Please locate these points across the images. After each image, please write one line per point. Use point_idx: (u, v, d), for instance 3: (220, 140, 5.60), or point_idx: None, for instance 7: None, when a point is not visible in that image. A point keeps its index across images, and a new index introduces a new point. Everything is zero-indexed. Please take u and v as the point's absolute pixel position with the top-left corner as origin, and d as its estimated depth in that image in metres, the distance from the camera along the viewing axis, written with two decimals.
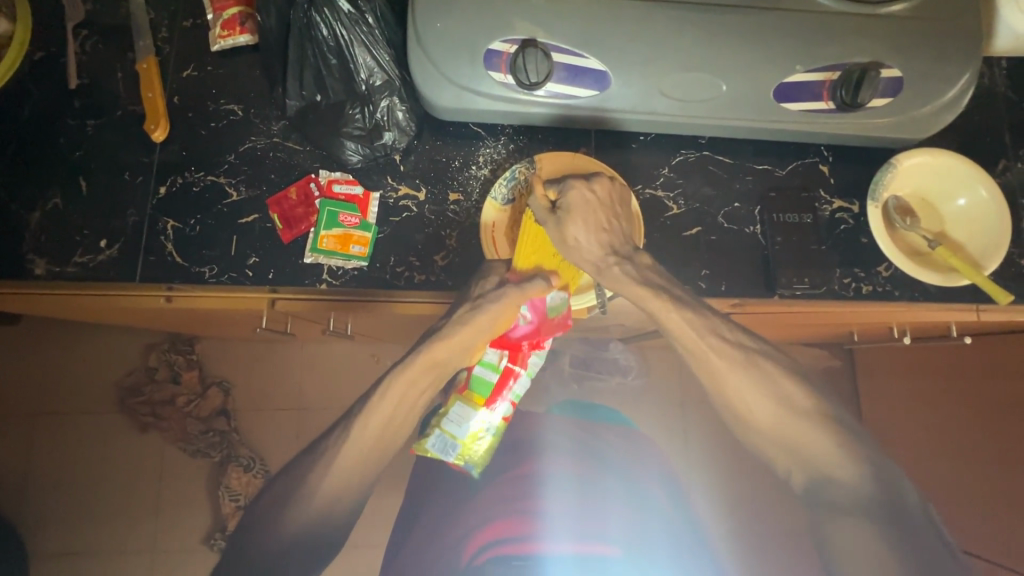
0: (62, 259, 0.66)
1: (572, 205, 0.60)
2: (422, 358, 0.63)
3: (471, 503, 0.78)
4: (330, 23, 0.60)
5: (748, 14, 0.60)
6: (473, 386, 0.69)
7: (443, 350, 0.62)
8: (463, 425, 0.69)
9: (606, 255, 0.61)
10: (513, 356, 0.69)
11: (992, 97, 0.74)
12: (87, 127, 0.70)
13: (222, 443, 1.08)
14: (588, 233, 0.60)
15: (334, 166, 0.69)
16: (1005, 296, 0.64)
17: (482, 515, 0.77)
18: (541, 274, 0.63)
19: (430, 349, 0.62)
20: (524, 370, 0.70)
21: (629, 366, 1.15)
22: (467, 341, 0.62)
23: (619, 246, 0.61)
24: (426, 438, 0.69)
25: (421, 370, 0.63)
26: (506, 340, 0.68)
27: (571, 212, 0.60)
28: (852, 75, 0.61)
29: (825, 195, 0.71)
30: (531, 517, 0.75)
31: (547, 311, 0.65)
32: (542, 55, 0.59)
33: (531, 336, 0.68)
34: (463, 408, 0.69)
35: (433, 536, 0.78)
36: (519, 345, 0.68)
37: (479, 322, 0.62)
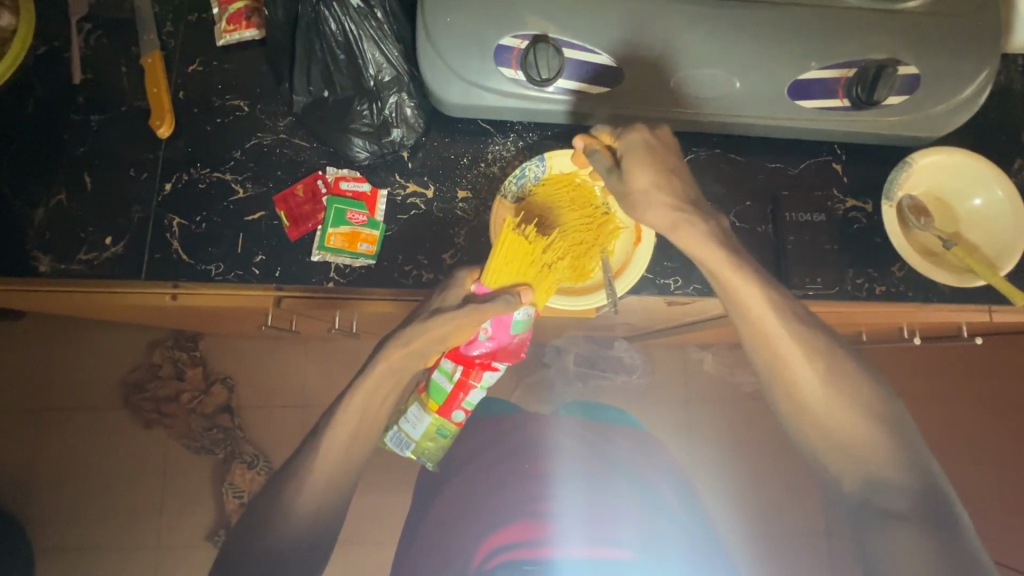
0: (66, 257, 0.66)
1: (633, 151, 0.57)
2: (381, 362, 0.62)
3: (479, 507, 0.77)
4: (338, 17, 0.60)
5: (762, 10, 0.59)
6: (430, 392, 0.68)
7: (400, 355, 0.62)
8: (418, 427, 0.71)
9: (676, 210, 0.57)
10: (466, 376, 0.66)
11: (1009, 95, 0.72)
12: (91, 122, 0.69)
13: (226, 440, 1.07)
14: (657, 184, 0.56)
15: (341, 163, 0.68)
16: (1021, 297, 0.63)
17: (490, 520, 0.76)
18: (510, 293, 0.59)
19: (390, 354, 0.62)
20: (479, 385, 0.68)
21: (635, 364, 1.12)
22: (422, 348, 0.61)
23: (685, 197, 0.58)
24: (384, 434, 0.72)
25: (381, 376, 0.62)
26: (460, 353, 0.65)
27: (632, 163, 0.57)
28: (868, 71, 0.60)
29: (839, 194, 0.70)
30: (542, 522, 0.75)
31: (511, 327, 0.63)
32: (553, 51, 0.58)
33: (487, 356, 0.66)
34: (419, 412, 0.70)
35: (441, 538, 0.76)
36: (472, 362, 0.66)
37: (440, 329, 0.60)
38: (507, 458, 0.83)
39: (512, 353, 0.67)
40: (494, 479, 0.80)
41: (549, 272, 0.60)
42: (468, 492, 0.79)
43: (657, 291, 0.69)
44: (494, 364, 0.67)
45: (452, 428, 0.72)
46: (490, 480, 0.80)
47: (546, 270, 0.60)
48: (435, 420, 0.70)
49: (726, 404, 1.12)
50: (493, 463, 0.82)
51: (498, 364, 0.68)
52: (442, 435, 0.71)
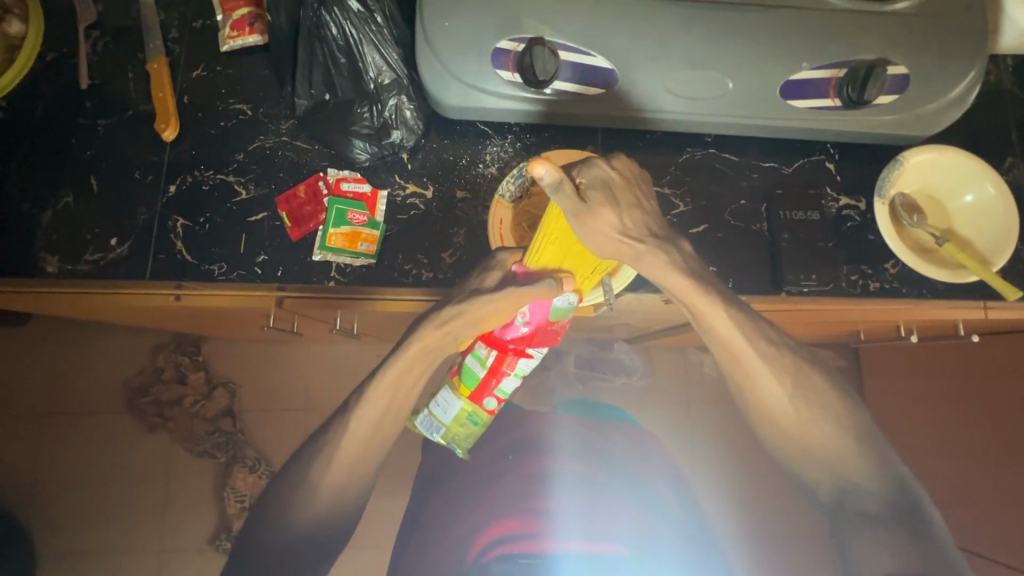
0: (73, 258, 0.67)
1: (596, 186, 0.50)
2: (416, 343, 0.62)
3: (478, 501, 0.79)
4: (339, 22, 0.61)
5: (753, 13, 0.60)
6: (462, 376, 0.66)
7: (433, 339, 0.61)
8: (449, 411, 0.69)
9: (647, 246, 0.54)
10: (499, 362, 0.64)
11: (998, 95, 0.74)
12: (98, 127, 0.70)
13: (228, 444, 1.12)
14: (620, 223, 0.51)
15: (342, 165, 0.70)
16: (1013, 292, 0.64)
17: (488, 513, 0.77)
18: (553, 277, 0.53)
19: (422, 339, 0.61)
20: (513, 372, 0.65)
21: (635, 365, 1.13)
22: (456, 331, 0.60)
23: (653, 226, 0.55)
24: (414, 414, 0.71)
25: (414, 357, 0.62)
26: (494, 338, 0.63)
27: (597, 198, 0.49)
28: (859, 71, 0.61)
29: (832, 192, 0.71)
30: (541, 517, 0.76)
31: (549, 312, 0.58)
32: (549, 53, 0.59)
33: (521, 341, 0.62)
34: (449, 397, 0.68)
35: (438, 533, 0.78)
36: (506, 348, 0.63)
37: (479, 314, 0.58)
38: (508, 454, 0.83)
39: (550, 338, 0.64)
40: (492, 475, 0.81)
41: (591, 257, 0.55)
42: (470, 487, 0.80)
43: (654, 289, 0.70)
44: (528, 350, 0.63)
45: (482, 415, 0.70)
46: (490, 474, 0.81)
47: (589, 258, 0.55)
48: (466, 405, 0.67)
49: None
50: (494, 457, 0.83)
51: (534, 352, 0.64)
52: (473, 421, 0.70)
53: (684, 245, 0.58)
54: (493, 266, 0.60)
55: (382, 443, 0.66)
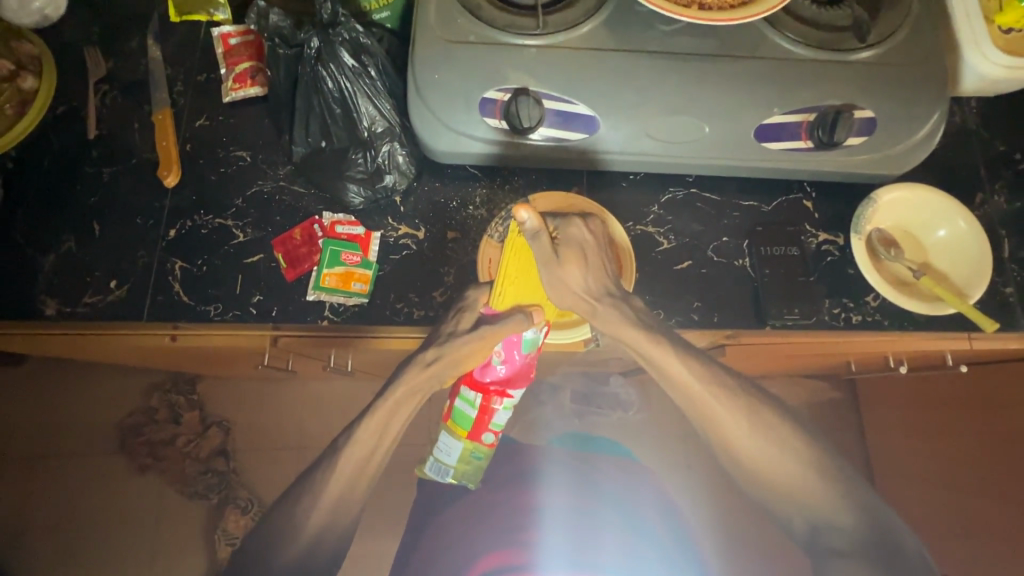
0: (72, 300, 0.69)
1: (570, 243, 0.61)
2: (403, 385, 0.67)
3: (473, 530, 0.81)
4: (335, 76, 0.65)
5: (725, 63, 0.65)
6: (455, 419, 0.72)
7: (422, 377, 0.67)
8: (451, 453, 0.76)
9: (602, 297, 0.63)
10: (485, 401, 0.69)
11: (966, 134, 0.77)
12: (103, 174, 0.73)
13: (221, 484, 1.04)
14: (586, 274, 0.62)
15: (337, 208, 0.72)
16: (988, 322, 0.67)
17: (480, 545, 0.80)
18: (524, 312, 0.63)
19: (409, 378, 0.67)
20: (501, 408, 0.70)
21: (631, 400, 0.99)
22: (438, 373, 0.66)
23: (613, 284, 0.64)
24: (425, 462, 0.80)
25: (402, 398, 0.68)
26: (476, 381, 0.68)
27: (568, 254, 0.60)
28: (827, 116, 0.64)
29: (811, 228, 0.74)
30: (527, 548, 0.78)
31: (522, 346, 0.65)
32: (534, 101, 0.63)
33: (501, 382, 0.68)
34: (450, 439, 0.75)
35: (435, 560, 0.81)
36: (488, 389, 0.69)
37: (456, 349, 0.64)
38: (502, 486, 0.85)
39: (524, 378, 0.69)
40: (484, 506, 0.83)
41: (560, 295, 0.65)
42: (464, 518, 0.82)
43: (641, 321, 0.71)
44: (509, 388, 0.69)
45: (484, 449, 0.76)
46: (484, 505, 0.83)
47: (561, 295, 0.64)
48: (467, 444, 0.74)
49: None
50: (491, 489, 0.84)
51: (513, 392, 0.70)
52: (478, 458, 0.76)
53: (637, 302, 0.66)
54: (466, 307, 0.65)
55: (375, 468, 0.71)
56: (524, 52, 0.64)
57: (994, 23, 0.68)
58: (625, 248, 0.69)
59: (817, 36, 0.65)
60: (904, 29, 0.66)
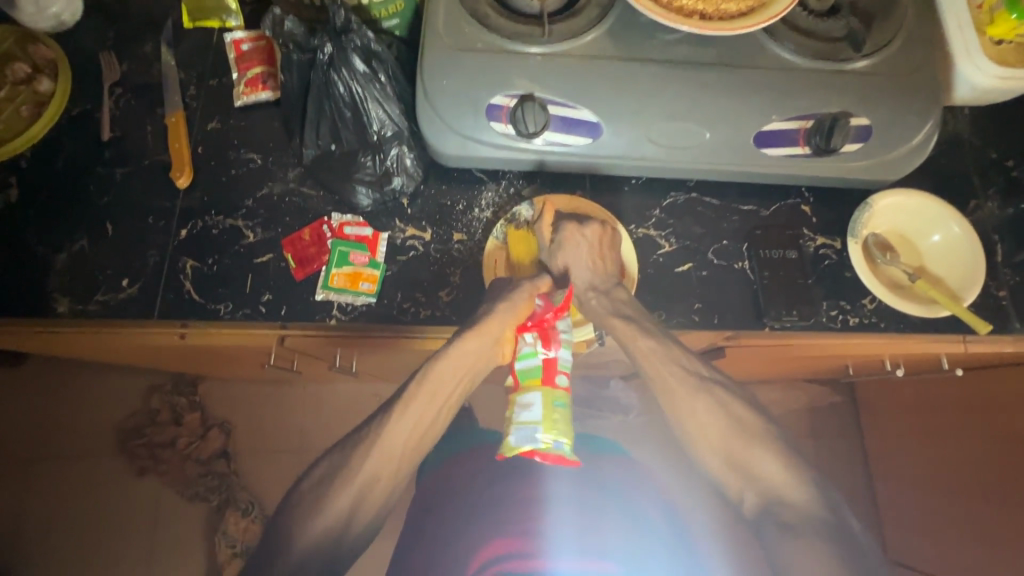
0: (84, 297, 0.70)
1: (564, 240, 0.69)
2: (463, 347, 0.65)
3: (478, 518, 0.77)
4: (346, 81, 0.67)
5: (724, 72, 0.67)
6: (523, 378, 0.66)
7: (479, 339, 0.65)
8: (531, 411, 0.64)
9: (586, 289, 0.68)
10: (544, 332, 0.67)
11: (959, 142, 0.79)
12: (116, 174, 0.75)
13: (221, 487, 1.05)
14: (574, 267, 0.68)
15: (345, 210, 0.73)
16: (982, 326, 0.69)
17: (479, 533, 0.76)
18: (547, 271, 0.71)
19: (469, 338, 0.65)
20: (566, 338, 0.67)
21: (631, 403, 1.14)
22: (497, 335, 0.65)
23: (601, 281, 0.68)
24: (507, 439, 0.64)
25: (460, 360, 0.65)
26: (528, 321, 0.67)
27: (559, 247, 0.69)
28: (823, 122, 0.66)
29: (809, 232, 0.75)
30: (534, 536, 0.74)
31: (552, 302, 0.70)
32: (539, 107, 0.65)
33: (553, 308, 0.68)
34: (528, 396, 0.65)
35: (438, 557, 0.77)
36: (544, 318, 0.67)
37: (506, 311, 0.66)
38: (502, 477, 0.82)
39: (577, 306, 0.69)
40: (490, 496, 0.80)
41: None
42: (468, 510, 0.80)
43: None
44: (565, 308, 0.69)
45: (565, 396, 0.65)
46: (488, 496, 0.80)
47: None
48: (547, 392, 0.64)
49: None
50: (491, 481, 0.82)
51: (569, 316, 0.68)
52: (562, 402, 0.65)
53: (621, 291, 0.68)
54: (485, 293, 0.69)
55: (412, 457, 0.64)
56: (531, 59, 0.66)
57: (986, 35, 0.71)
58: (631, 268, 0.71)
59: (814, 47, 0.67)
60: (899, 40, 0.69)
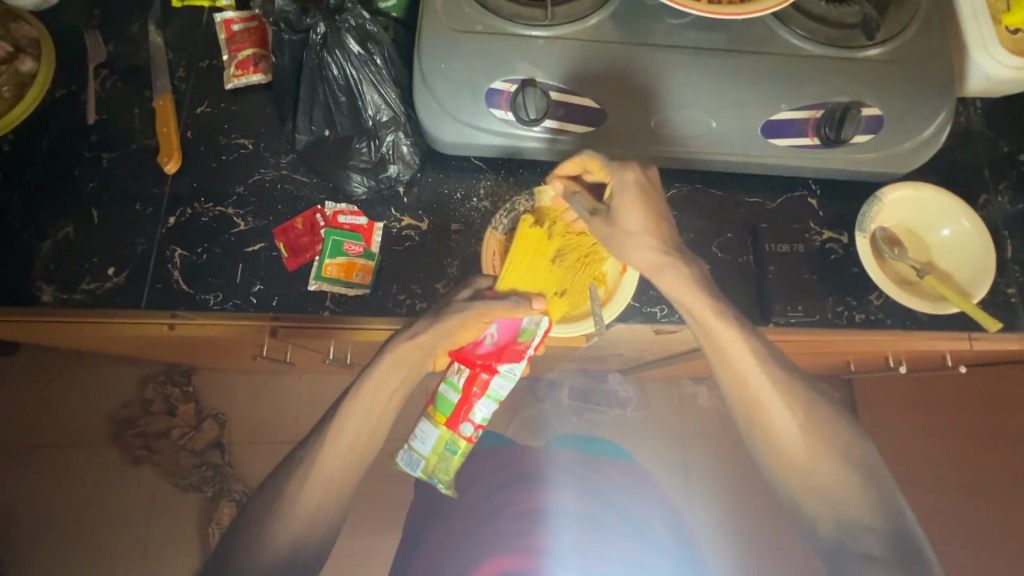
0: (69, 286, 0.68)
1: (627, 189, 0.59)
2: (391, 354, 0.63)
3: (478, 532, 0.76)
4: (340, 63, 0.64)
5: (732, 58, 0.64)
6: (436, 404, 0.66)
7: (409, 350, 0.62)
8: (426, 442, 0.67)
9: (662, 256, 0.60)
10: (472, 375, 0.64)
11: (971, 135, 0.77)
12: (102, 159, 0.72)
13: (215, 477, 1.03)
14: (645, 219, 0.60)
15: (339, 198, 0.71)
16: (992, 323, 0.67)
17: (480, 548, 0.74)
18: (518, 294, 0.63)
19: (397, 351, 0.62)
20: (486, 394, 0.65)
21: (629, 397, 1.11)
22: (432, 344, 0.62)
23: (664, 241, 0.61)
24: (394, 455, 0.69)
25: (391, 368, 0.63)
26: (465, 352, 0.64)
27: (624, 202, 0.59)
28: (835, 112, 0.64)
29: (815, 226, 0.73)
30: (536, 553, 0.74)
31: (517, 333, 0.64)
32: (541, 93, 0.62)
33: (490, 356, 0.64)
34: (427, 427, 0.67)
35: (438, 567, 0.75)
36: (474, 363, 0.64)
37: (445, 324, 0.62)
38: (500, 489, 0.81)
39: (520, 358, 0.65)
40: (491, 508, 0.78)
41: (559, 298, 0.65)
42: (467, 519, 0.77)
43: (644, 319, 0.70)
44: (498, 365, 0.64)
45: (461, 444, 0.67)
46: (488, 508, 0.79)
47: (559, 296, 0.65)
48: (443, 433, 0.66)
49: (717, 437, 1.12)
50: (492, 490, 0.80)
51: (504, 368, 0.64)
52: (451, 451, 0.67)
53: (701, 262, 0.63)
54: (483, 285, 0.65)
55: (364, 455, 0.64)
56: (532, 43, 0.63)
57: (1001, 23, 0.69)
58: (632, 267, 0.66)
59: (826, 33, 0.65)
60: (913, 27, 0.66)
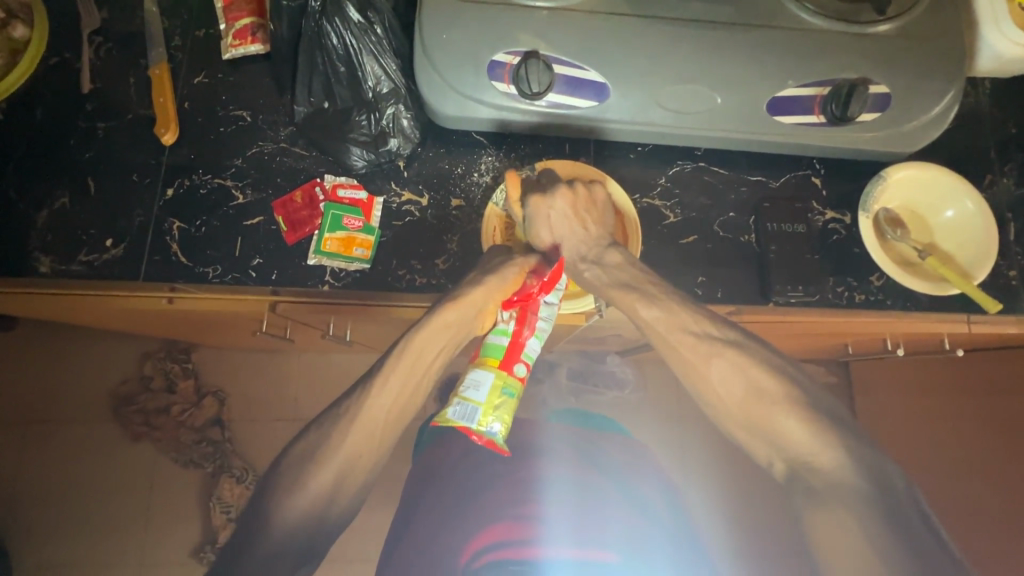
0: (67, 257, 0.67)
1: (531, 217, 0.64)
2: (438, 318, 0.61)
3: (475, 498, 0.75)
4: (340, 32, 0.63)
5: (739, 32, 0.63)
6: (486, 350, 0.64)
7: (456, 312, 0.61)
8: (481, 387, 0.62)
9: (574, 258, 0.64)
10: (524, 314, 0.64)
11: (979, 115, 0.76)
12: (99, 129, 0.71)
13: (214, 454, 1.00)
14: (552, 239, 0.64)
15: (339, 171, 0.71)
16: (992, 305, 0.67)
17: (475, 519, 0.73)
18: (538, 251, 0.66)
19: (445, 312, 0.61)
20: (536, 333, 0.65)
21: (627, 379, 1.14)
22: (476, 307, 0.62)
23: (588, 249, 0.64)
24: (445, 409, 0.63)
25: (437, 331, 0.61)
26: (515, 297, 0.64)
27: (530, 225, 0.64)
28: (841, 89, 0.63)
29: (818, 206, 0.73)
30: (529, 522, 0.72)
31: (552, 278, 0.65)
32: (544, 66, 0.61)
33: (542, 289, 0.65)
34: (479, 373, 0.63)
35: (428, 533, 0.73)
36: (530, 295, 0.64)
37: (491, 286, 0.62)
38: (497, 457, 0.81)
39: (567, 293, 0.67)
40: (485, 477, 0.78)
41: None
42: (462, 484, 0.77)
43: None
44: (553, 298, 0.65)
45: (517, 388, 0.64)
46: (485, 475, 0.78)
47: None
48: (500, 375, 0.63)
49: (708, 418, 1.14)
50: (487, 459, 0.80)
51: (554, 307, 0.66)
52: (510, 393, 0.64)
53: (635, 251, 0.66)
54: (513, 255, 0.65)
55: (396, 424, 0.60)
56: (535, 14, 0.62)
57: None
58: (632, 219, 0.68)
59: (836, 8, 0.64)
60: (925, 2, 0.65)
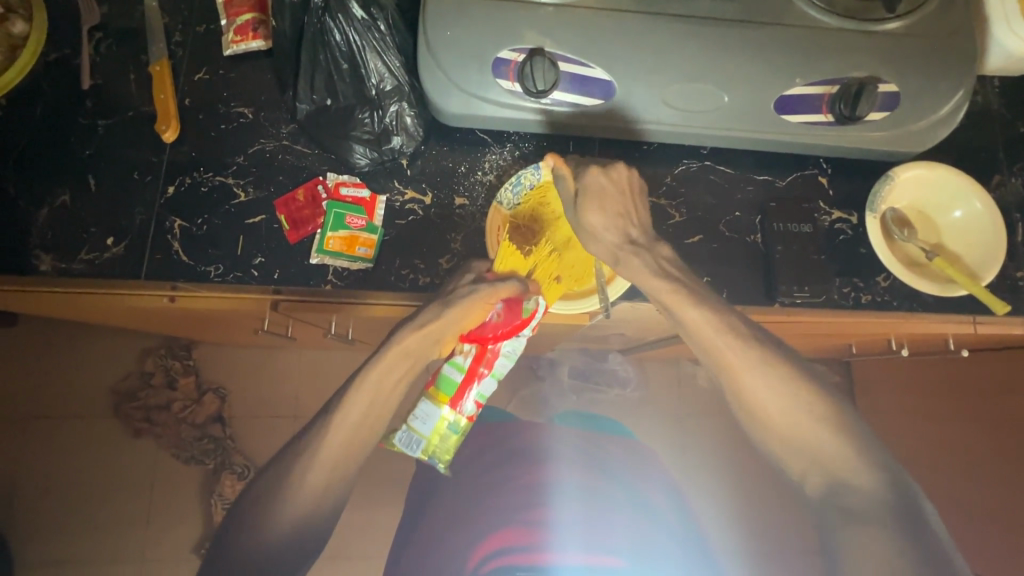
0: (67, 256, 0.67)
1: (588, 191, 0.60)
2: (394, 347, 0.62)
3: (484, 503, 0.77)
4: (343, 29, 0.62)
5: (747, 29, 0.62)
6: (439, 385, 0.67)
7: (415, 339, 0.62)
8: (428, 424, 0.67)
9: (624, 244, 0.60)
10: (480, 352, 0.67)
11: (987, 114, 0.75)
12: (99, 126, 0.71)
13: (217, 449, 1.02)
14: (607, 216, 0.60)
15: (342, 170, 0.70)
16: (1000, 305, 0.67)
17: (484, 524, 0.75)
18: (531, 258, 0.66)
19: (405, 339, 0.62)
20: (490, 372, 0.68)
21: (628, 378, 1.09)
22: (436, 335, 0.62)
23: (637, 235, 0.61)
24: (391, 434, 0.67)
25: (395, 360, 0.62)
26: (472, 331, 0.66)
27: (587, 198, 0.60)
28: (851, 87, 0.62)
29: (824, 206, 0.72)
30: (535, 529, 0.75)
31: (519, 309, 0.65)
32: (549, 64, 0.60)
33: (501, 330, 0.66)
34: (429, 407, 0.67)
35: (438, 537, 0.76)
36: (485, 338, 0.66)
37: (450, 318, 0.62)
38: (503, 462, 0.82)
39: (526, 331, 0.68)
40: (492, 482, 0.79)
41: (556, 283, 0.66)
42: (469, 488, 0.78)
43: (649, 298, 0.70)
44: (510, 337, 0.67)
45: (463, 425, 0.69)
46: (491, 481, 0.79)
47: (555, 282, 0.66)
48: (447, 415, 0.67)
49: None
50: (493, 465, 0.81)
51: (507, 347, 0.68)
52: (455, 431, 0.68)
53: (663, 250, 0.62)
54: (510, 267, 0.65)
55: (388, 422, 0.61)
56: (541, 10, 0.61)
57: None
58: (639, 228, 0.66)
59: (846, 5, 0.63)
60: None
